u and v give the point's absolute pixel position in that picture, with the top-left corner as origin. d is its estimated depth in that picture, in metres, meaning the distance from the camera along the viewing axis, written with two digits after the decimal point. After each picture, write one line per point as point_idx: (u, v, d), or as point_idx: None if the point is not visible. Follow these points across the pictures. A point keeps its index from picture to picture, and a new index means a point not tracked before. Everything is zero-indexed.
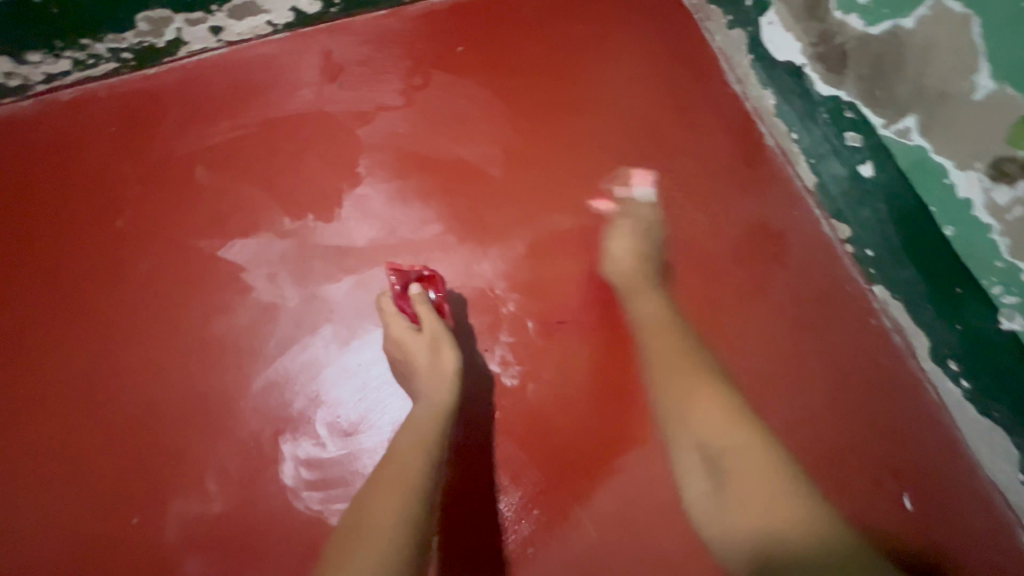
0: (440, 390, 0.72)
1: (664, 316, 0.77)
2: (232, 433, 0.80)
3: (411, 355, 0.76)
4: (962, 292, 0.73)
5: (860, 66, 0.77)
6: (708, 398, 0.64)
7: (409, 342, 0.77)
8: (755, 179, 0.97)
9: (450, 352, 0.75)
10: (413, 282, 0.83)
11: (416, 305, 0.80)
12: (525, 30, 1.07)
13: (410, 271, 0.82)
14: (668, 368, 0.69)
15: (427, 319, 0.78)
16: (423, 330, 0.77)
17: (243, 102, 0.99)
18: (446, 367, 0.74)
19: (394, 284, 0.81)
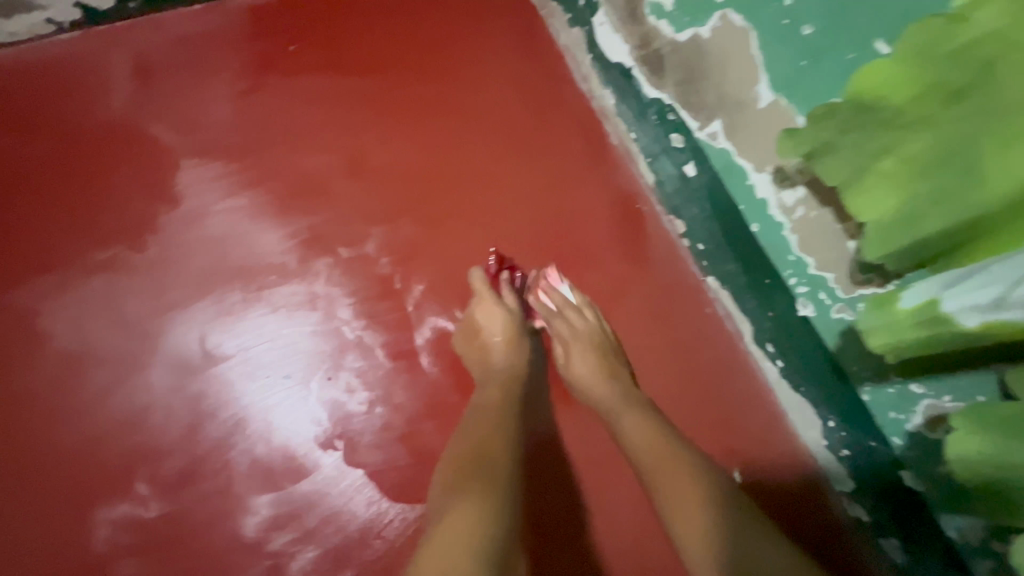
0: (516, 366, 0.82)
1: (655, 434, 0.72)
2: (34, 503, 0.70)
3: (494, 326, 0.83)
4: (770, 283, 0.80)
5: (675, 71, 0.80)
6: (683, 513, 0.64)
7: (497, 316, 0.83)
8: (603, 180, 0.99)
9: (522, 338, 0.84)
10: (504, 268, 0.90)
11: (503, 287, 0.88)
12: (366, 23, 0.99)
13: (509, 259, 0.91)
14: (659, 469, 0.69)
15: (511, 300, 0.87)
16: (511, 310, 0.85)
17: (22, 114, 0.84)
18: (524, 352, 0.84)
19: (492, 265, 0.90)
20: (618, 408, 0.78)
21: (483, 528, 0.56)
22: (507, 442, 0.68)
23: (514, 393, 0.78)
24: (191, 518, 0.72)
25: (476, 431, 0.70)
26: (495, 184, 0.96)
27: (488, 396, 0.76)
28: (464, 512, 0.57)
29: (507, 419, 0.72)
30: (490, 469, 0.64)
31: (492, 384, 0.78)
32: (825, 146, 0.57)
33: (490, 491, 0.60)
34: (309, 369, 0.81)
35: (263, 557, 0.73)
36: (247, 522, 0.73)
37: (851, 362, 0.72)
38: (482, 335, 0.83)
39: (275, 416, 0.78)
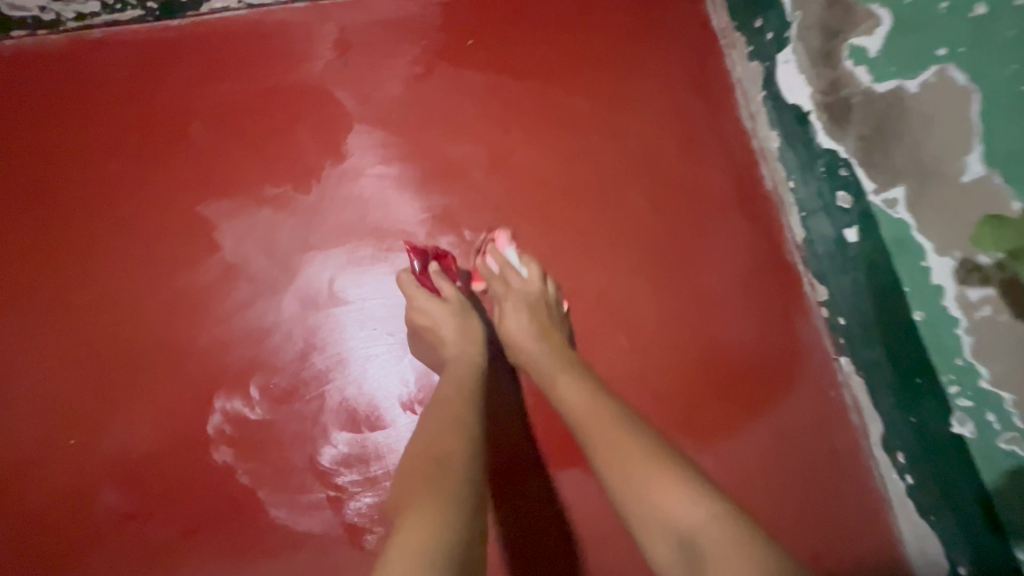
0: (470, 352, 0.77)
1: (595, 397, 0.67)
2: (177, 379, 0.83)
3: (513, 297, 0.81)
4: (922, 384, 0.68)
5: (862, 124, 0.72)
6: (663, 485, 0.56)
7: (527, 287, 0.82)
8: (744, 224, 0.92)
9: (472, 318, 0.80)
10: (431, 259, 0.86)
11: (508, 263, 0.85)
12: (543, 30, 1.03)
13: (427, 250, 0.86)
14: (600, 432, 0.63)
15: (534, 274, 0.84)
16: (446, 299, 0.82)
17: (251, 64, 1.01)
18: (552, 323, 0.81)
19: (416, 265, 0.85)
20: (549, 372, 0.72)
21: (442, 531, 0.48)
22: (462, 441, 0.61)
23: (531, 374, 0.74)
24: (279, 430, 0.81)
25: (433, 422, 0.64)
26: (627, 205, 0.94)
27: (443, 388, 0.71)
28: (425, 510, 0.50)
29: (466, 419, 0.64)
30: (454, 481, 0.55)
31: (449, 373, 0.73)
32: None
33: (445, 496, 0.52)
34: (411, 333, 0.87)
35: (327, 487, 0.79)
36: (324, 453, 0.80)
37: (1012, 510, 0.60)
38: (433, 330, 0.80)
39: (372, 369, 0.84)
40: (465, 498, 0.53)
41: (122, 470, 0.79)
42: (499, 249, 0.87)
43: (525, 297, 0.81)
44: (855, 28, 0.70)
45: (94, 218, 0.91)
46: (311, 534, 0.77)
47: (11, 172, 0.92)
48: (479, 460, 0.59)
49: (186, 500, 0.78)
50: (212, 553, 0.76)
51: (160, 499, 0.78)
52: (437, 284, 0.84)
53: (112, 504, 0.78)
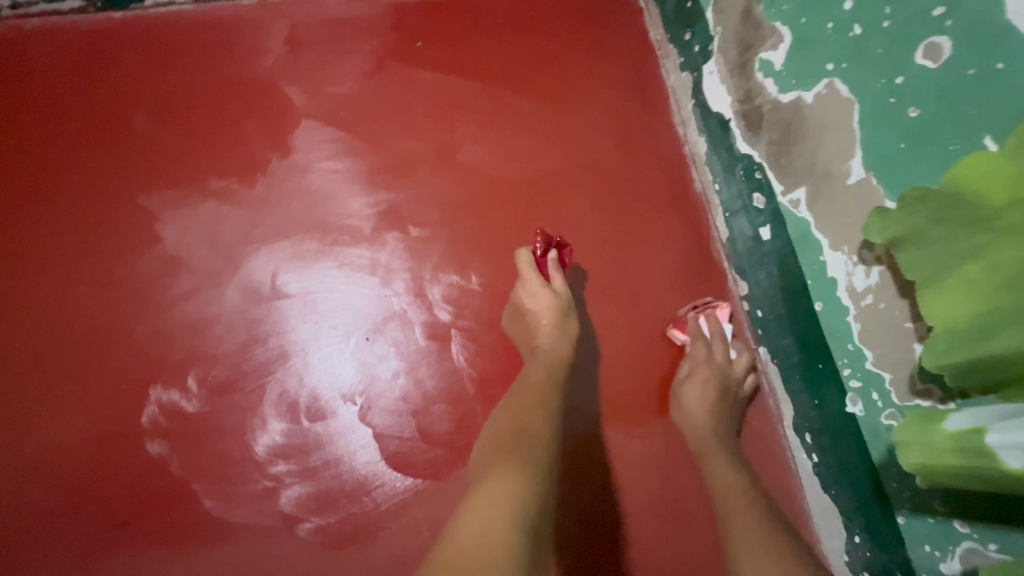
0: (561, 350, 0.82)
1: (713, 419, 0.82)
2: (112, 371, 0.82)
3: (542, 309, 0.84)
4: (823, 368, 0.75)
5: (771, 131, 0.78)
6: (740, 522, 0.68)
7: (540, 297, 0.85)
8: (675, 223, 0.98)
9: (568, 319, 0.85)
10: (552, 247, 0.90)
11: (551, 270, 0.88)
12: (491, 35, 1.07)
13: (552, 237, 0.90)
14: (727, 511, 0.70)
15: (558, 282, 0.87)
16: (558, 292, 0.86)
17: (198, 58, 1.00)
18: (570, 333, 0.84)
19: (539, 247, 0.89)
20: (701, 430, 0.81)
21: (524, 500, 0.58)
22: (547, 420, 0.71)
23: (557, 373, 0.79)
24: (216, 422, 0.81)
25: (521, 403, 0.73)
26: (567, 203, 0.98)
27: (533, 374, 0.79)
28: (508, 482, 0.60)
29: (548, 401, 0.74)
30: (529, 447, 0.66)
31: (537, 362, 0.80)
32: (914, 235, 0.52)
33: (528, 466, 0.63)
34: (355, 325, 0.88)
35: (263, 478, 0.79)
36: (259, 441, 0.81)
37: (892, 479, 0.66)
38: (529, 317, 0.85)
39: (314, 361, 0.86)
40: (545, 467, 0.64)
41: (53, 465, 0.77)
42: (552, 263, 0.89)
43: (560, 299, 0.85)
44: (764, 43, 0.76)
45: (25, 208, 0.89)
46: (247, 525, 0.77)
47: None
48: (556, 432, 0.70)
49: (119, 492, 0.77)
50: (144, 547, 0.75)
51: (90, 492, 0.77)
52: (549, 273, 0.89)
53: (39, 497, 0.76)
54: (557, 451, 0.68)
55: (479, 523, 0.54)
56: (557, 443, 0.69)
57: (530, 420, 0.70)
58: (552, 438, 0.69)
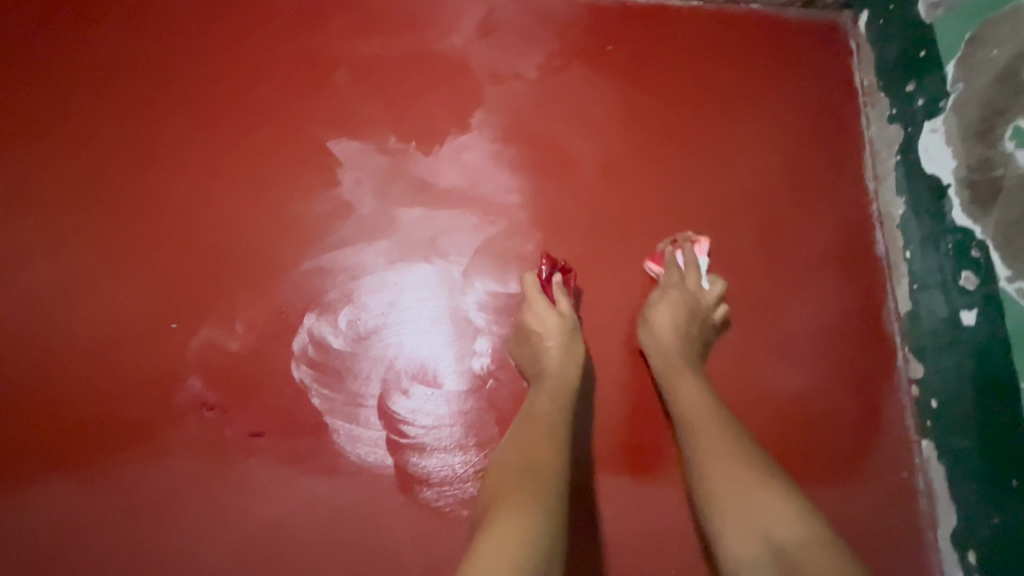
0: (568, 376, 0.79)
1: (710, 408, 0.72)
2: (272, 294, 0.87)
3: (546, 330, 0.82)
4: (1017, 484, 0.67)
5: (1010, 209, 0.70)
6: (782, 507, 0.62)
7: (547, 320, 0.83)
8: (848, 282, 0.89)
9: (578, 341, 0.83)
10: (557, 271, 0.90)
11: (558, 292, 0.87)
12: (683, 52, 1.04)
13: (557, 262, 0.90)
14: (710, 439, 0.69)
15: (566, 306, 0.85)
16: (563, 314, 0.84)
17: (401, 24, 1.05)
18: (579, 353, 0.82)
19: (545, 270, 0.89)
20: (675, 372, 0.78)
21: (526, 545, 0.57)
22: (553, 447, 0.71)
23: (563, 395, 0.77)
24: (355, 366, 0.84)
25: (534, 441, 0.71)
26: (730, 236, 0.93)
27: (540, 405, 0.76)
28: (512, 523, 0.59)
29: (562, 439, 0.72)
30: (541, 488, 0.65)
31: (545, 393, 0.77)
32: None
33: (533, 505, 0.63)
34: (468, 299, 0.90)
35: (392, 431, 0.82)
36: (396, 399, 0.84)
37: None
38: (536, 338, 0.83)
39: (432, 346, 0.87)
40: (550, 509, 0.63)
41: (210, 367, 0.82)
42: (559, 288, 0.87)
43: (560, 316, 0.83)
44: None
45: (233, 129, 0.95)
46: (367, 471, 0.80)
47: (161, 71, 0.95)
48: (566, 479, 0.68)
49: (262, 407, 0.81)
50: (275, 464, 0.79)
51: (236, 401, 0.81)
52: (556, 296, 0.87)
53: (193, 391, 0.81)
54: (564, 495, 0.66)
55: (495, 554, 0.56)
56: (567, 466, 0.70)
57: (521, 443, 0.71)
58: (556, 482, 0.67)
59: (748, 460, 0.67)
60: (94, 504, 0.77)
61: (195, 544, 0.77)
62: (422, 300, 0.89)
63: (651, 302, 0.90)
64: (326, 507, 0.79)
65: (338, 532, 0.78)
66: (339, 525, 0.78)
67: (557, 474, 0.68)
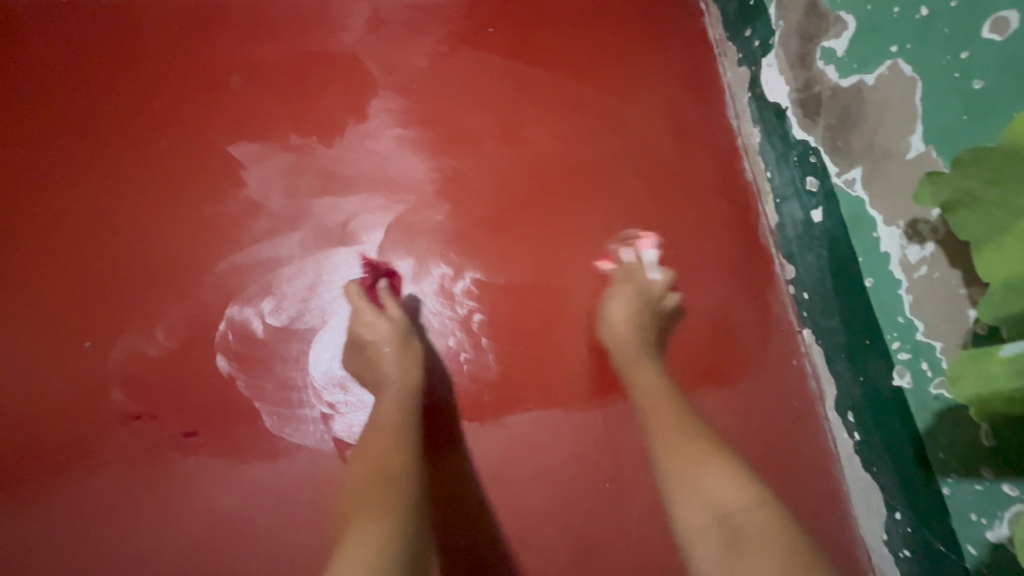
0: (406, 376, 0.81)
1: (657, 389, 0.80)
2: (190, 299, 0.88)
3: (380, 338, 0.82)
4: (870, 345, 0.76)
5: (829, 116, 0.82)
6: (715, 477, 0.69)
7: (379, 327, 0.83)
8: (724, 208, 1.01)
9: (412, 346, 0.84)
10: (381, 277, 0.93)
11: (383, 297, 0.89)
12: (558, 28, 1.14)
13: (381, 266, 0.93)
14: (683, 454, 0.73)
15: (392, 308, 0.87)
16: (392, 317, 0.85)
17: (289, 30, 1.09)
18: (417, 359, 0.83)
19: (366, 277, 0.92)
20: (628, 361, 0.85)
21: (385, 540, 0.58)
22: (405, 452, 0.71)
23: (408, 404, 0.78)
24: (281, 351, 0.86)
25: (375, 449, 0.71)
26: (620, 183, 1.03)
27: (385, 411, 0.77)
28: (372, 526, 0.59)
29: (406, 425, 0.75)
30: (391, 479, 0.66)
31: (386, 397, 0.78)
32: (967, 197, 0.54)
33: (387, 510, 0.62)
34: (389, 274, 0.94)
35: (321, 405, 0.85)
36: (322, 374, 0.86)
37: (939, 448, 0.67)
38: (372, 348, 0.83)
39: (331, 323, 0.89)
40: (399, 500, 0.64)
41: (133, 376, 0.83)
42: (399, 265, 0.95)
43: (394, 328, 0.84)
44: (827, 33, 0.81)
45: (128, 148, 0.97)
46: (304, 448, 0.82)
47: (47, 99, 0.98)
48: (416, 470, 0.69)
49: (191, 406, 0.83)
50: (210, 457, 0.81)
51: (163, 405, 0.82)
52: (382, 302, 0.89)
53: (117, 402, 0.82)
54: (421, 489, 0.67)
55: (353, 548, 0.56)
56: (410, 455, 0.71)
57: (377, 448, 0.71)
58: (411, 484, 0.67)
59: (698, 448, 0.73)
60: (26, 529, 0.76)
61: (138, 549, 0.77)
62: (328, 285, 0.92)
63: (558, 252, 0.98)
64: (267, 490, 0.80)
65: (283, 512, 0.80)
66: (281, 505, 0.80)
67: (402, 465, 0.69)
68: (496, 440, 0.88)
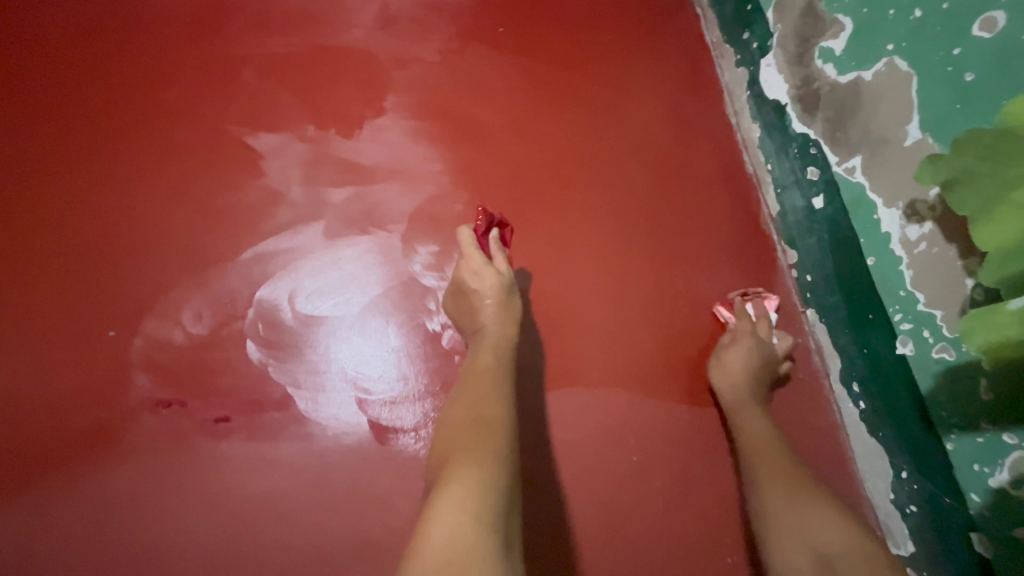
0: (504, 328, 0.83)
1: (770, 437, 0.82)
2: (214, 287, 0.88)
3: (485, 288, 0.84)
4: (873, 319, 0.83)
5: (829, 109, 0.89)
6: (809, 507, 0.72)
7: (484, 278, 0.85)
8: (727, 197, 1.07)
9: (512, 300, 0.85)
10: (493, 226, 0.93)
11: (491, 247, 0.90)
12: (564, 29, 1.18)
13: (493, 216, 0.94)
14: (771, 470, 0.77)
15: (500, 262, 0.88)
16: (501, 271, 0.87)
17: (302, 25, 1.10)
18: (514, 312, 0.85)
19: (480, 224, 0.92)
20: (736, 403, 0.87)
21: (482, 494, 0.58)
22: (502, 411, 0.70)
23: (504, 353, 0.79)
24: (309, 338, 0.87)
25: (478, 403, 0.71)
26: (630, 174, 1.08)
27: (483, 359, 0.78)
28: (469, 477, 0.59)
29: (504, 391, 0.73)
30: (488, 437, 0.65)
31: (486, 347, 0.80)
32: (964, 173, 0.60)
33: (490, 462, 0.62)
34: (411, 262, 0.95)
35: (354, 392, 0.86)
36: (350, 362, 0.87)
37: (942, 408, 0.73)
38: (474, 296, 0.85)
39: (354, 312, 0.90)
40: (502, 460, 0.63)
41: (158, 365, 0.82)
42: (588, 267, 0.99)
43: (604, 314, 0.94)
44: (824, 33, 0.88)
45: (144, 139, 0.96)
46: (337, 431, 0.83)
47: (58, 90, 0.96)
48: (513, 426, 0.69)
49: (221, 392, 0.82)
50: (242, 442, 0.81)
51: (192, 392, 0.82)
52: (493, 254, 0.90)
53: (143, 391, 0.81)
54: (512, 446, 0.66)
55: (451, 508, 0.55)
56: (512, 423, 0.69)
57: (481, 406, 0.70)
58: (508, 449, 0.65)
59: (790, 476, 0.75)
60: (52, 522, 0.74)
61: (170, 538, 0.76)
62: (365, 271, 0.93)
63: (575, 239, 1.02)
64: (301, 473, 0.81)
65: (318, 495, 0.80)
66: (316, 489, 0.80)
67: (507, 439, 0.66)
68: (524, 420, 0.91)
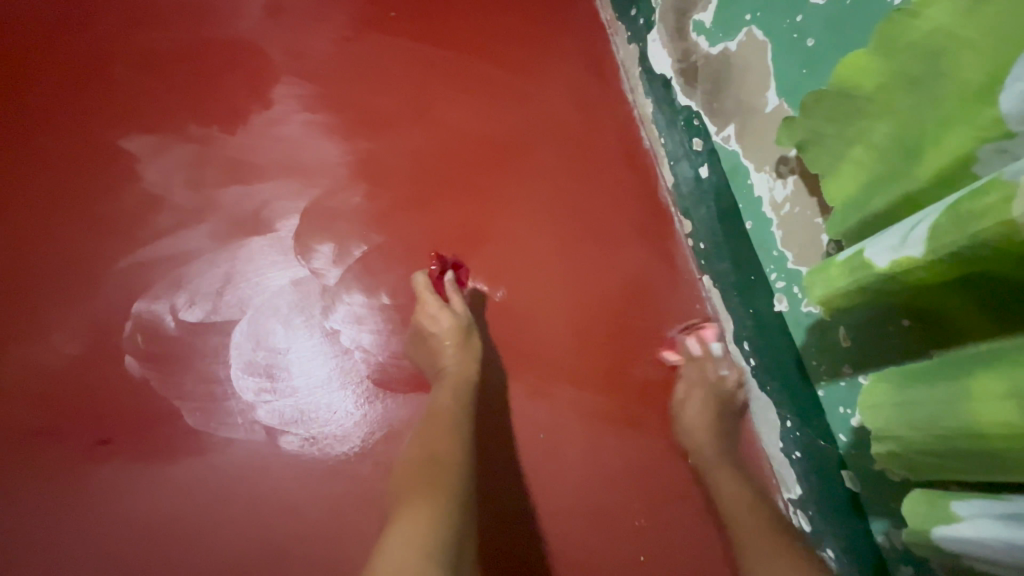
0: (466, 364, 0.85)
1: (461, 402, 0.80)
2: (89, 303, 0.83)
3: (445, 331, 0.86)
4: (754, 280, 0.87)
5: (705, 81, 0.92)
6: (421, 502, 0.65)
7: (441, 320, 0.87)
8: (626, 173, 1.09)
9: (473, 339, 0.88)
10: (448, 270, 0.96)
11: (450, 291, 0.93)
12: (460, 12, 1.17)
13: (448, 260, 0.97)
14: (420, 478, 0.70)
15: (457, 304, 0.91)
16: (457, 312, 0.89)
17: (177, 16, 1.03)
18: (476, 351, 0.87)
19: (434, 269, 0.95)
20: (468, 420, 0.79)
21: (431, 528, 0.61)
22: (457, 446, 0.74)
23: (463, 394, 0.82)
24: (198, 345, 0.84)
25: (435, 440, 0.74)
26: (531, 157, 1.08)
27: (442, 399, 0.81)
28: (422, 511, 0.63)
29: (462, 421, 0.78)
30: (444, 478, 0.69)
31: (447, 386, 0.82)
32: (815, 136, 0.63)
33: (440, 492, 0.67)
34: (308, 259, 0.92)
35: (246, 396, 0.83)
36: (246, 367, 0.84)
37: (814, 357, 0.78)
38: (434, 338, 0.87)
39: (261, 316, 0.87)
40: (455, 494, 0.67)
41: (31, 390, 0.78)
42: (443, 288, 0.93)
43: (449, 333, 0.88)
44: (697, 7, 0.91)
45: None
46: (232, 441, 0.80)
47: None
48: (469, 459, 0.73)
49: (104, 412, 0.79)
50: (131, 462, 0.77)
51: (71, 415, 0.78)
52: (449, 297, 0.92)
53: (15, 419, 0.77)
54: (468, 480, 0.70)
55: (402, 545, 0.58)
56: (467, 457, 0.73)
57: (438, 442, 0.74)
58: (461, 478, 0.70)
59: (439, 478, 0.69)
60: None
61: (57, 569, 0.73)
62: (259, 272, 0.90)
63: (478, 225, 1.02)
64: (196, 488, 0.78)
65: (216, 507, 0.78)
66: (214, 501, 0.78)
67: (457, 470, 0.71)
68: None
